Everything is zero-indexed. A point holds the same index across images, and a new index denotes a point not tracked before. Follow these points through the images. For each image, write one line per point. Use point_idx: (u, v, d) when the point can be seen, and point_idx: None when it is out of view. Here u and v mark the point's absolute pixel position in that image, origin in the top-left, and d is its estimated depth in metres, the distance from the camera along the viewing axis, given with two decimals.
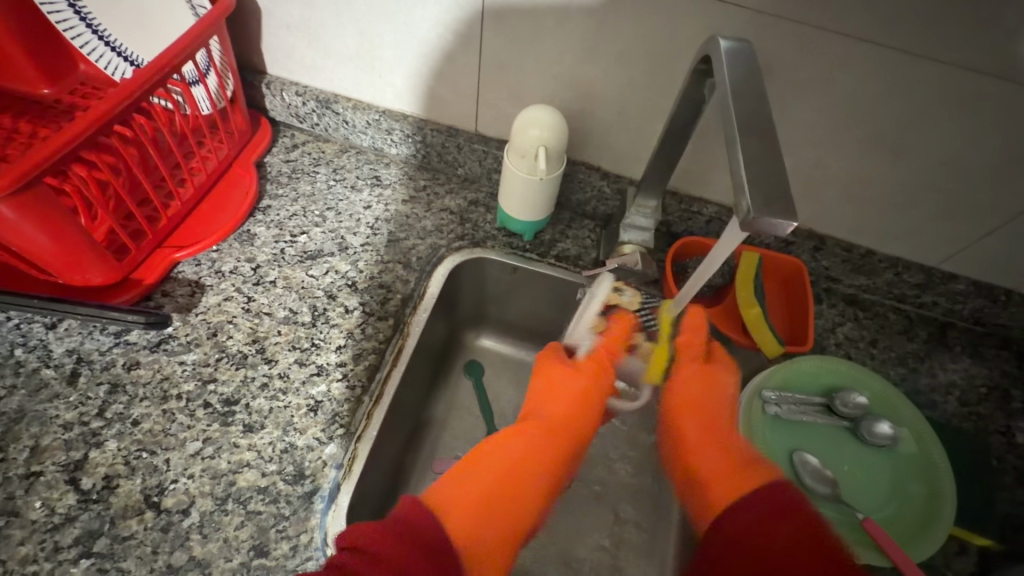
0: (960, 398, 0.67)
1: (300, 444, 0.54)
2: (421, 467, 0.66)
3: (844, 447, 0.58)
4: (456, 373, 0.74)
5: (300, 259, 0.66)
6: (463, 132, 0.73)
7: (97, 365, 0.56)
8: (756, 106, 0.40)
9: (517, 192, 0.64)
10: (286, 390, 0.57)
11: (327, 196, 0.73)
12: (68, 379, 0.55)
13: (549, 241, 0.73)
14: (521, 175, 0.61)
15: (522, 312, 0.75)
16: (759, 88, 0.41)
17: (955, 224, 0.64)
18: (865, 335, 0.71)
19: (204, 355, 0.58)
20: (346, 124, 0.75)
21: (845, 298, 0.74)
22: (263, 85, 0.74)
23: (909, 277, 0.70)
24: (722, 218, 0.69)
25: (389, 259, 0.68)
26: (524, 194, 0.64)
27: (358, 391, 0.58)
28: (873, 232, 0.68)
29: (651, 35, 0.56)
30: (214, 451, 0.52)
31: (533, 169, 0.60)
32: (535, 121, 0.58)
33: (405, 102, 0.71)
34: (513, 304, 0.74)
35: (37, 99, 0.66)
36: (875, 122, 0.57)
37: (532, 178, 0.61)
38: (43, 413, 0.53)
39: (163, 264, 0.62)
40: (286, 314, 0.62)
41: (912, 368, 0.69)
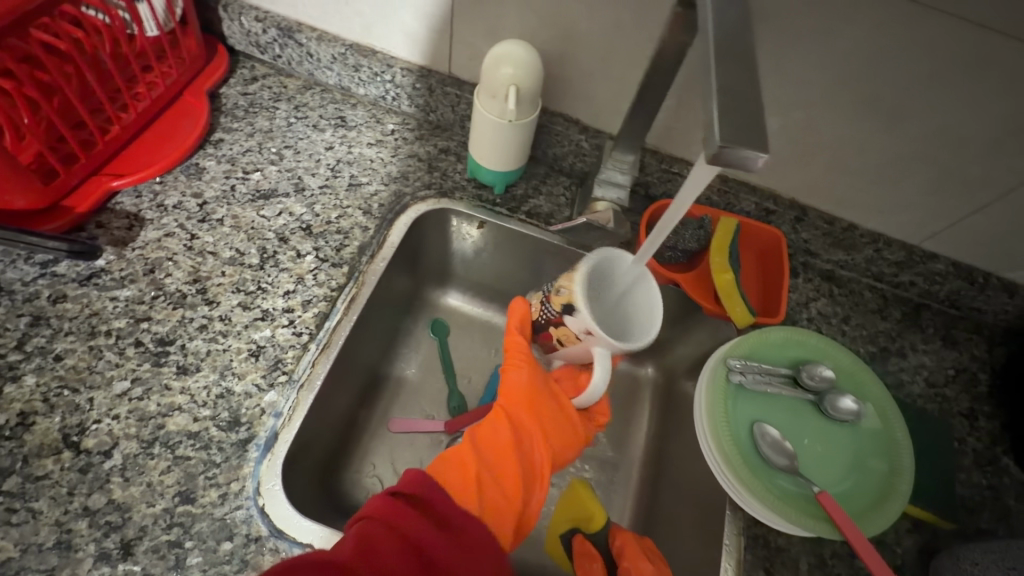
0: (928, 380, 0.66)
1: (238, 390, 0.51)
2: (374, 423, 0.64)
3: (808, 420, 0.55)
4: (417, 331, 0.71)
5: (251, 198, 0.62)
6: (436, 74, 0.68)
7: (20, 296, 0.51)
8: (742, 39, 0.36)
9: (487, 136, 0.60)
10: (227, 333, 0.53)
11: (286, 134, 0.68)
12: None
13: (521, 196, 0.69)
14: (492, 119, 0.57)
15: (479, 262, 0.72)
16: (747, 19, 0.38)
17: (941, 199, 0.62)
18: (838, 312, 0.69)
19: (139, 292, 0.54)
20: (311, 57, 0.70)
21: (823, 273, 0.72)
22: (220, 7, 0.68)
23: (889, 254, 0.68)
24: None
25: (348, 205, 0.64)
26: (495, 140, 0.60)
27: (305, 338, 0.54)
28: (857, 203, 0.65)
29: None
30: (143, 393, 0.49)
31: (504, 114, 0.56)
32: (506, 57, 0.53)
33: (374, 37, 0.66)
34: (481, 262, 0.71)
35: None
36: (870, 82, 0.54)
37: (502, 121, 0.57)
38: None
39: (97, 191, 0.57)
40: (232, 255, 0.58)
41: (882, 347, 0.67)
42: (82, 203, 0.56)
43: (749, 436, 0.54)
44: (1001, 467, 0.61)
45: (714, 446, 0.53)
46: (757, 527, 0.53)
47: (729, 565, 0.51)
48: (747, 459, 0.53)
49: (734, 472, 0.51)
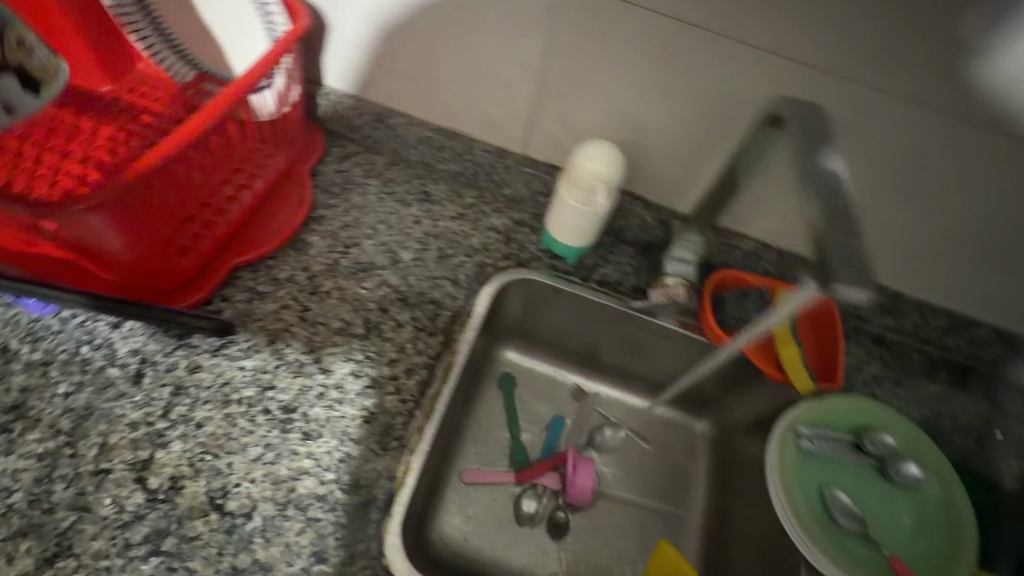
0: (977, 442, 0.70)
1: (356, 454, 0.56)
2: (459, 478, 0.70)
3: (871, 484, 0.60)
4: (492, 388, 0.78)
5: (353, 271, 0.68)
6: (512, 154, 0.74)
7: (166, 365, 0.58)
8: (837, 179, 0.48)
9: (580, 228, 0.65)
10: (342, 401, 0.59)
11: (378, 209, 0.74)
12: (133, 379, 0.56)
13: (591, 265, 0.75)
14: (585, 210, 0.62)
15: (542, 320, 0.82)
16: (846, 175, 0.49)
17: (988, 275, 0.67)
18: (889, 375, 0.74)
19: (263, 362, 0.60)
20: (398, 138, 0.77)
21: (872, 337, 0.76)
22: (319, 95, 0.75)
23: (936, 322, 0.73)
24: (760, 254, 0.73)
25: (438, 276, 0.70)
26: (575, 223, 0.65)
27: (411, 405, 0.60)
28: (907, 278, 0.70)
29: (716, 80, 0.58)
30: (274, 457, 0.55)
31: (596, 201, 0.61)
32: (592, 154, 0.60)
33: (457, 123, 0.73)
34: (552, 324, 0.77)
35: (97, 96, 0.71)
36: (924, 176, 0.60)
37: (587, 210, 0.62)
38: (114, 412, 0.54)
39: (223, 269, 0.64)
40: (340, 325, 0.64)
41: (932, 409, 0.72)
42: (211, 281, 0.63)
43: (819, 500, 0.58)
44: None
45: (789, 509, 0.57)
46: None
47: None
48: (819, 522, 0.57)
49: (808, 533, 0.56)
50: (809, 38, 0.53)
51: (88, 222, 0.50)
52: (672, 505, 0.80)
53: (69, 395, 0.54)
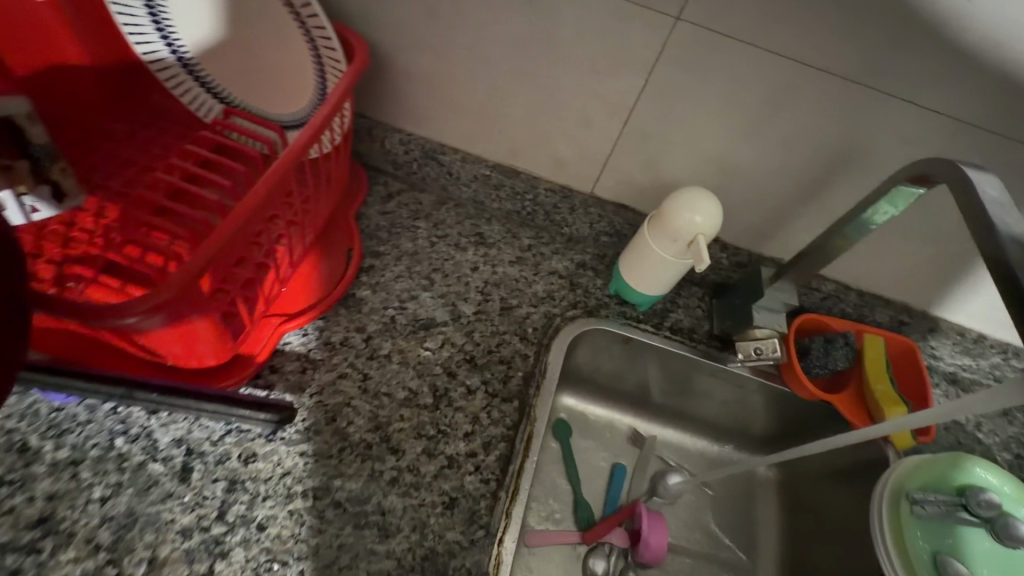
0: None
1: (442, 550, 0.50)
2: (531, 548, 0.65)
3: (982, 549, 0.57)
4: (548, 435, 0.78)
5: (413, 329, 0.62)
6: (577, 194, 0.69)
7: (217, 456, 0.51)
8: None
9: (666, 277, 0.61)
10: (418, 486, 0.53)
11: (431, 256, 0.68)
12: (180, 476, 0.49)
13: (661, 310, 0.70)
14: (678, 260, 0.58)
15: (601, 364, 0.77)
16: None
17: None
18: (970, 418, 0.71)
19: (325, 445, 0.53)
20: (449, 175, 0.71)
21: (947, 377, 0.74)
22: (364, 130, 0.69)
23: (1016, 362, 0.70)
24: (840, 296, 0.69)
25: (505, 330, 0.64)
26: (661, 273, 0.60)
27: (494, 485, 0.54)
28: (995, 321, 0.67)
29: (829, 124, 0.53)
30: (351, 560, 0.48)
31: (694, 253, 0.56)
32: (692, 206, 0.55)
33: (519, 159, 0.67)
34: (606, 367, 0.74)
35: (107, 132, 0.61)
36: None
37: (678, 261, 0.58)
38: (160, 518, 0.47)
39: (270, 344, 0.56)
40: (406, 395, 0.57)
41: (1016, 454, 0.69)
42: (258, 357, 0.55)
43: (935, 570, 0.55)
44: None
45: None
46: None
47: None
48: None
49: None
50: (943, 87, 0.48)
51: (151, 321, 0.42)
52: (741, 556, 0.77)
53: (106, 501, 0.47)
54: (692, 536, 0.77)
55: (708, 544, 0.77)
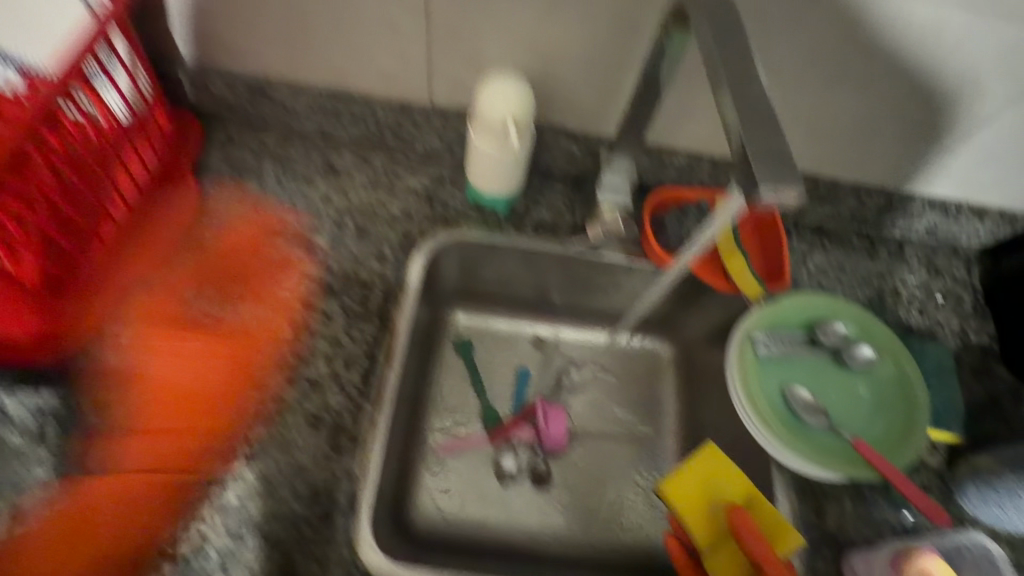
0: (920, 310, 0.72)
1: (309, 462, 0.52)
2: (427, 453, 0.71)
3: (829, 375, 0.61)
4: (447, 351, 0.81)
5: (265, 268, 0.62)
6: (418, 107, 0.68)
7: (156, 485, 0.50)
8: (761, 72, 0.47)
9: (513, 169, 0.61)
10: (283, 410, 0.54)
11: (279, 194, 0.67)
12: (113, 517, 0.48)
13: (523, 210, 0.71)
14: (503, 154, 0.58)
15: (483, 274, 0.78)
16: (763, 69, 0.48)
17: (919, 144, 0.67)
18: (833, 263, 0.74)
19: (184, 388, 0.54)
20: (287, 110, 0.69)
21: (813, 229, 0.75)
22: (182, 75, 0.65)
23: (871, 202, 0.73)
24: (694, 166, 0.70)
25: (361, 254, 0.64)
26: (494, 169, 0.61)
27: (358, 397, 0.56)
28: (837, 162, 0.70)
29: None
30: (219, 486, 0.50)
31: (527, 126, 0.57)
32: (500, 93, 0.55)
33: (350, 80, 0.66)
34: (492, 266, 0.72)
35: None
36: (848, 52, 0.58)
37: (503, 154, 0.58)
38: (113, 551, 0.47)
39: (215, 383, 0.54)
40: (263, 330, 0.58)
41: (876, 288, 0.73)
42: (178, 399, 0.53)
43: (782, 401, 0.59)
44: (994, 374, 0.69)
45: (754, 416, 0.58)
46: (802, 479, 0.59)
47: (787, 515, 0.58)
48: (784, 422, 0.58)
49: (775, 435, 0.57)
50: None
51: None
52: (645, 431, 0.80)
53: None
54: (600, 420, 0.81)
55: (615, 425, 0.81)
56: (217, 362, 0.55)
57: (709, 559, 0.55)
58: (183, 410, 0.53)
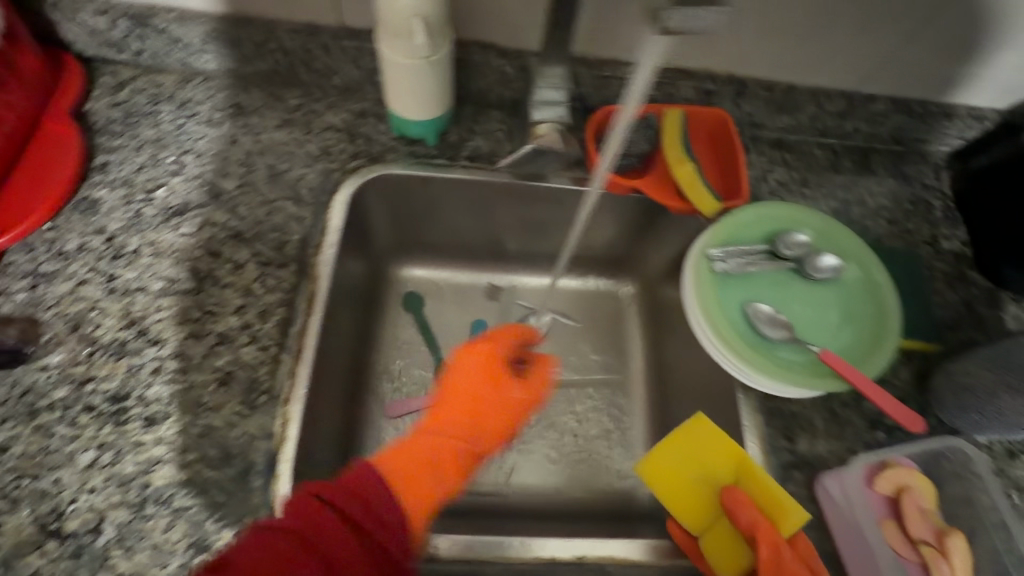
0: (889, 219, 0.68)
1: (219, 424, 0.47)
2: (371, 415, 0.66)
3: (792, 289, 0.56)
4: (395, 309, 0.75)
5: (164, 217, 0.55)
6: (326, 28, 0.60)
7: (382, 491, 0.42)
8: None
9: (433, 85, 0.56)
10: (187, 369, 0.48)
11: (179, 138, 0.60)
12: (365, 501, 0.41)
13: (457, 141, 0.65)
14: (414, 64, 0.52)
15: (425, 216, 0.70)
16: None
17: (889, 33, 0.60)
18: (796, 177, 0.69)
19: (71, 354, 0.48)
20: (179, 44, 0.61)
21: (772, 143, 0.70)
22: (50, 9, 0.58)
23: (832, 108, 0.67)
24: (639, 78, 0.64)
25: (274, 198, 0.58)
26: (410, 83, 0.54)
27: (274, 350, 0.50)
28: (793, 65, 0.63)
29: None
30: (114, 457, 0.45)
31: (437, 33, 0.50)
32: None
33: (244, 3, 0.59)
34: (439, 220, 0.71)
35: None
36: None
37: (415, 64, 0.51)
38: (353, 546, 0.39)
39: (499, 412, 0.60)
40: (163, 286, 0.52)
41: (842, 200, 0.68)
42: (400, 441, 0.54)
43: (743, 319, 0.55)
44: (968, 280, 0.65)
45: (713, 336, 0.53)
46: (769, 401, 0.55)
47: (753, 440, 0.54)
48: (745, 340, 0.54)
49: (736, 354, 0.52)
50: None
51: None
52: (613, 376, 0.75)
53: None
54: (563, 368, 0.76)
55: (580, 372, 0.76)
56: (471, 372, 0.61)
57: (706, 543, 0.51)
58: (467, 414, 0.59)
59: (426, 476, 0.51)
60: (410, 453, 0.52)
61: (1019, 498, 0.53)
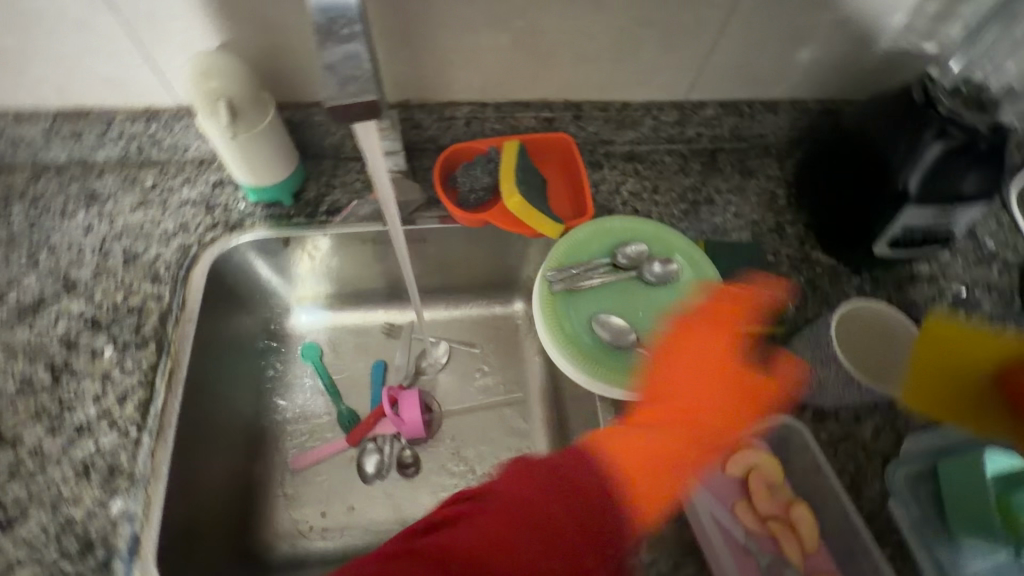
0: (737, 213, 0.73)
1: (79, 515, 0.48)
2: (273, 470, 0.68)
3: (634, 295, 0.61)
4: (293, 359, 0.74)
5: (18, 316, 0.56)
6: (164, 110, 0.62)
7: (584, 467, 0.45)
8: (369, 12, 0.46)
9: (254, 156, 0.57)
10: (44, 465, 0.49)
11: (32, 234, 0.61)
12: (577, 480, 0.43)
13: (316, 197, 0.67)
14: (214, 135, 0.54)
15: (305, 267, 0.71)
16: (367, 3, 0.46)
17: (699, 43, 0.64)
18: (647, 185, 0.73)
19: None
20: (24, 143, 0.62)
21: (624, 156, 0.75)
22: None
23: (667, 118, 0.71)
24: (479, 116, 0.68)
25: (132, 280, 0.59)
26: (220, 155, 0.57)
27: (134, 432, 0.51)
28: (617, 84, 0.67)
29: None
30: None
31: (243, 108, 0.54)
32: (213, 70, 0.53)
33: (75, 96, 0.60)
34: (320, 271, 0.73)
35: None
36: None
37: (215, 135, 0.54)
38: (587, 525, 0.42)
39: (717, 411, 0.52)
40: (19, 385, 0.53)
41: (692, 202, 0.73)
42: (677, 419, 0.51)
43: (591, 331, 0.59)
44: (812, 260, 0.70)
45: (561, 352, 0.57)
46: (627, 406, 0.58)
47: None
48: (594, 351, 0.57)
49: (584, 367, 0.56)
50: None
51: None
52: (516, 395, 0.75)
53: None
54: None
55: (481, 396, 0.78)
56: (707, 341, 0.54)
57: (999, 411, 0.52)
58: (676, 418, 0.51)
59: (654, 472, 0.48)
60: (633, 447, 0.48)
61: (865, 460, 0.57)
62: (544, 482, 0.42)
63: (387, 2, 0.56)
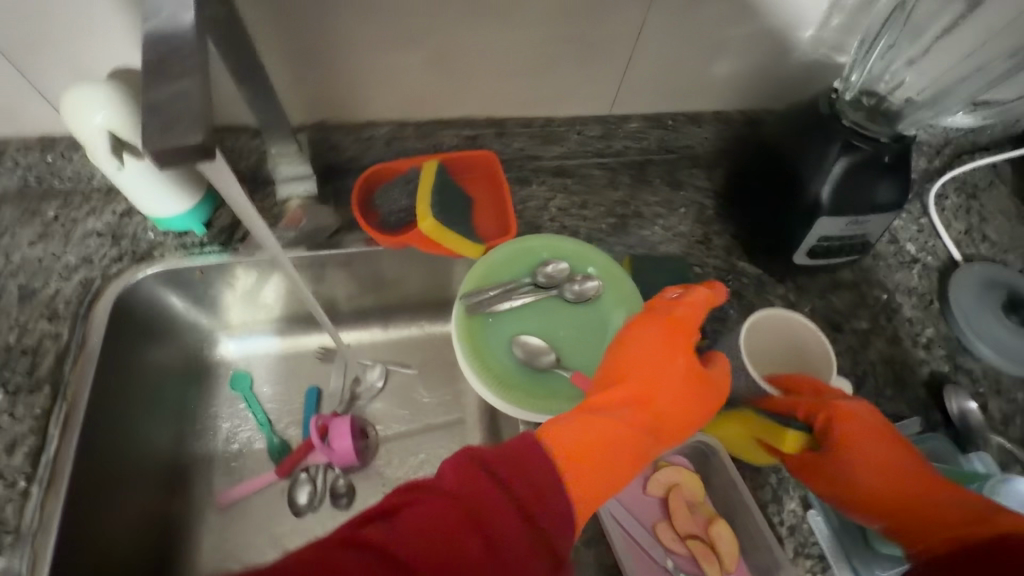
0: (666, 225, 0.72)
1: None
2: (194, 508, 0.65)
3: (556, 313, 0.61)
4: (221, 388, 0.72)
5: None
6: (64, 139, 0.61)
7: (536, 467, 0.41)
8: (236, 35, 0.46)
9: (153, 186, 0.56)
10: None
11: None
12: (523, 480, 0.40)
13: (230, 223, 0.65)
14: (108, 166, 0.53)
15: (224, 295, 0.68)
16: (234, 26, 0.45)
17: (613, 59, 0.64)
18: (576, 200, 0.72)
19: None
20: None
21: (553, 171, 0.73)
22: None
23: (591, 132, 0.71)
24: (398, 136, 0.67)
25: (29, 319, 0.57)
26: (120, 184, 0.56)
27: (23, 483, 0.50)
28: (534, 100, 0.67)
29: None
30: None
31: (133, 138, 0.51)
32: (94, 102, 0.50)
33: None
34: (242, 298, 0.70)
35: None
36: None
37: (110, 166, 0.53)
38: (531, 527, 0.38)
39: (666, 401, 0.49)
40: None
41: (621, 215, 0.72)
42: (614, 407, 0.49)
43: (512, 353, 0.58)
44: (739, 271, 0.70)
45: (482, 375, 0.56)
46: None
47: None
48: (515, 374, 0.57)
49: (506, 390, 0.56)
50: None
51: None
52: (453, 417, 0.73)
53: None
54: None
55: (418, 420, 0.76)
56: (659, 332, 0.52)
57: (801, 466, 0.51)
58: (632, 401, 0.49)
59: (585, 465, 0.44)
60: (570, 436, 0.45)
61: None
62: (501, 471, 0.40)
63: (284, 24, 0.54)
